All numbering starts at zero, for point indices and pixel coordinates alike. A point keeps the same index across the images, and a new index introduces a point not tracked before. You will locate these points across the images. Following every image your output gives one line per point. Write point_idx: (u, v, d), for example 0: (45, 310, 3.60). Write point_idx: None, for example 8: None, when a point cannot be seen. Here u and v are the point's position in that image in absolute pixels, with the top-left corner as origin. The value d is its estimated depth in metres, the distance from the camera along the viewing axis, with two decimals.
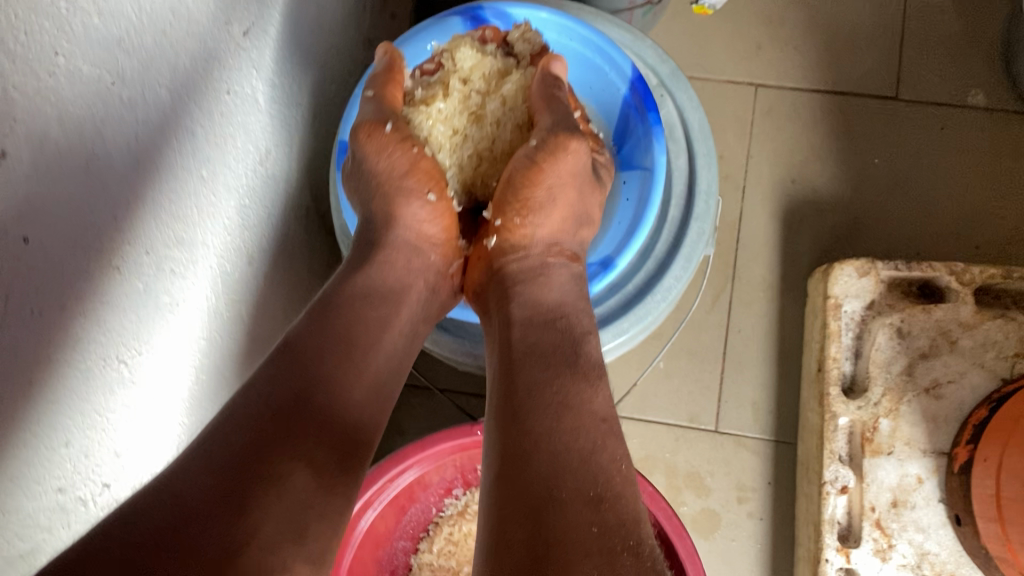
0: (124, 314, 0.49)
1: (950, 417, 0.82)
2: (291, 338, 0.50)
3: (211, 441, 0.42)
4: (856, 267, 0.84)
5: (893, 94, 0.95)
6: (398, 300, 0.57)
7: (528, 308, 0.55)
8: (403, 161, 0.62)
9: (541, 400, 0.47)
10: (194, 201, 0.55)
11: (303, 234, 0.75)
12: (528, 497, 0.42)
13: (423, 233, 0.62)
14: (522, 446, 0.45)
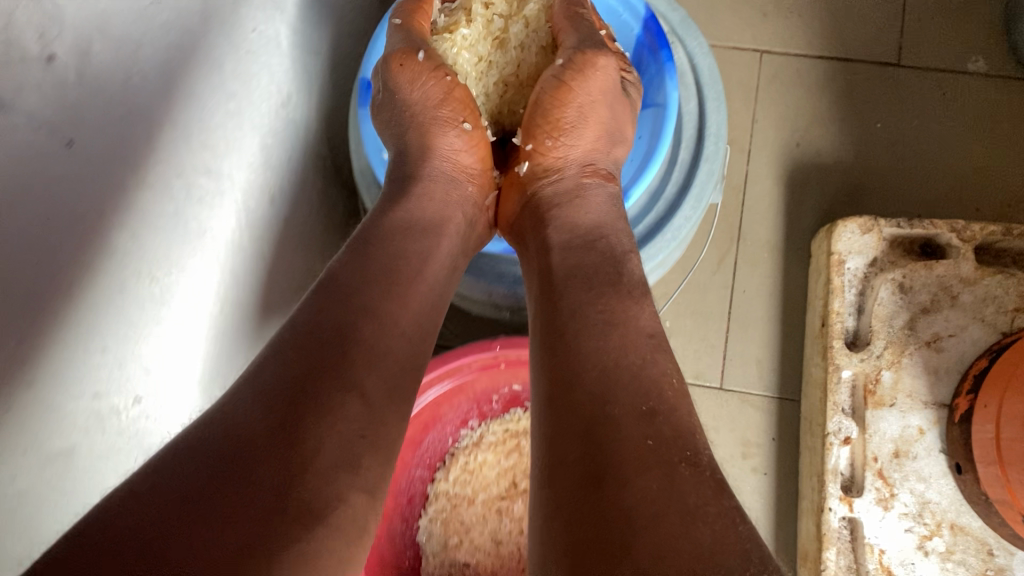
0: (157, 233, 0.51)
1: (951, 369, 0.84)
2: (331, 276, 0.51)
3: (259, 375, 0.43)
4: (860, 224, 0.86)
5: (894, 60, 0.97)
6: (435, 241, 0.58)
7: (567, 233, 0.57)
8: (437, 91, 0.65)
9: (587, 327, 0.49)
10: (221, 133, 0.57)
11: (319, 184, 0.77)
12: (581, 414, 0.44)
13: (459, 162, 0.66)
14: (572, 367, 0.47)
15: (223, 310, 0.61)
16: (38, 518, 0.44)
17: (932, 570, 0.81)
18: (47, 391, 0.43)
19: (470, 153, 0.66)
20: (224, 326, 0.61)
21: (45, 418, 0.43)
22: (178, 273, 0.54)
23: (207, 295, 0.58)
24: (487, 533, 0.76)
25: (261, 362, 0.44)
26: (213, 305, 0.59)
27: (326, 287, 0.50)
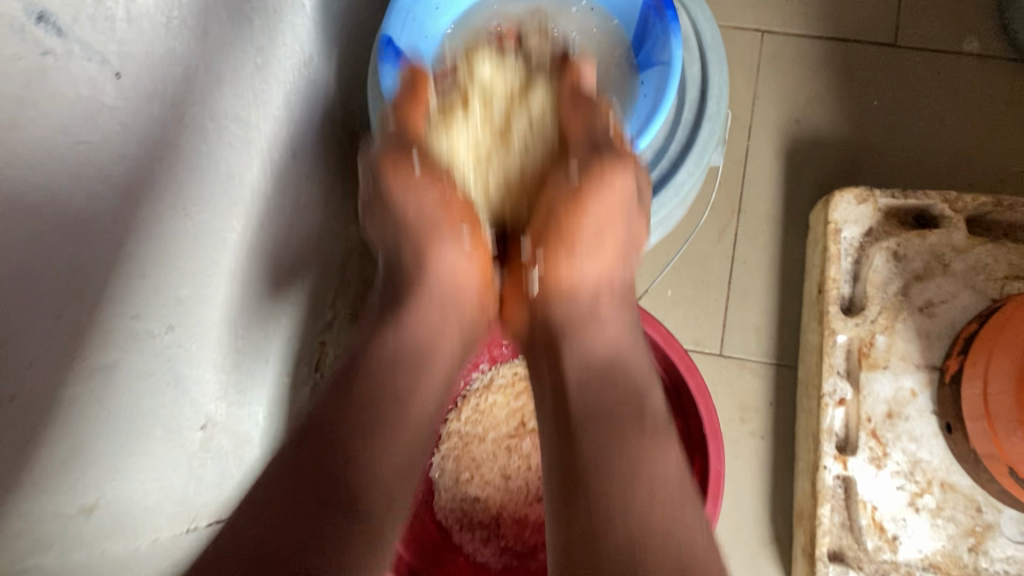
0: (191, 172, 0.54)
1: (943, 333, 0.87)
2: (334, 406, 0.58)
3: (249, 520, 0.50)
4: (855, 195, 0.89)
5: (891, 41, 1.00)
6: (420, 368, 0.64)
7: (583, 366, 0.62)
8: (435, 202, 0.66)
9: (594, 439, 0.57)
10: (248, 86, 0.60)
11: (334, 147, 0.80)
12: (610, 560, 0.51)
13: (461, 280, 0.68)
14: (590, 519, 0.53)
15: (248, 258, 0.64)
16: (82, 425, 0.47)
17: (923, 526, 0.84)
18: (91, 305, 0.46)
19: (471, 267, 0.68)
20: (249, 271, 0.65)
21: (90, 332, 0.46)
22: (208, 213, 0.57)
23: (234, 239, 0.61)
24: (496, 468, 0.84)
25: (257, 505, 0.51)
26: (239, 249, 0.62)
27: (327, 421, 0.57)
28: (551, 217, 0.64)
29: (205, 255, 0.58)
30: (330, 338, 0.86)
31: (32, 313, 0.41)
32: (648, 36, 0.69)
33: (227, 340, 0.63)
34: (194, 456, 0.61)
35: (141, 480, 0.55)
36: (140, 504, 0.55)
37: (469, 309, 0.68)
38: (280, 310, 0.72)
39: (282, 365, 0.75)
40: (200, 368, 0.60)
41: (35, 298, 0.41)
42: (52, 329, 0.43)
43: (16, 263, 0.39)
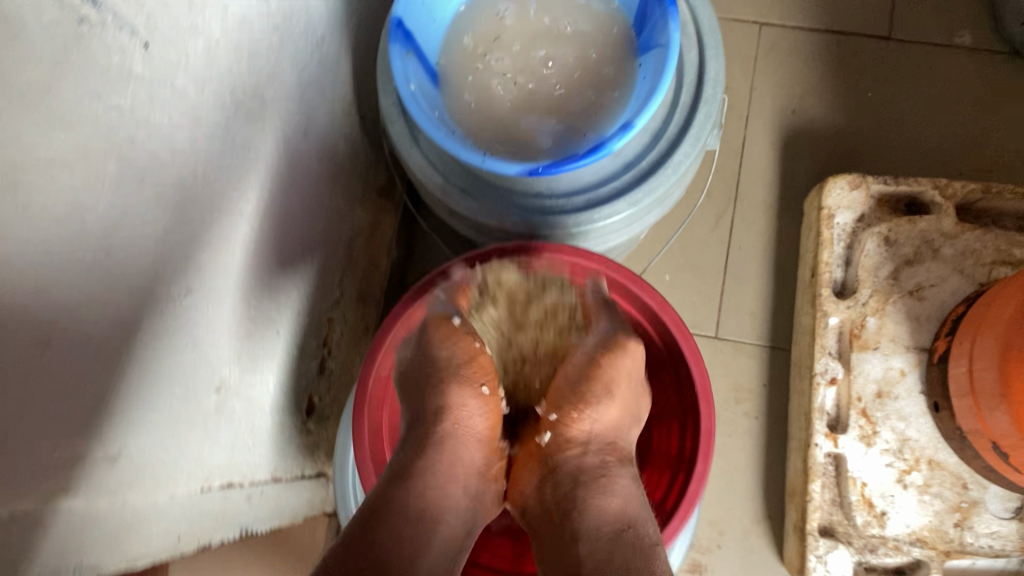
0: (209, 144, 0.57)
1: (932, 316, 0.90)
2: (382, 497, 0.56)
3: None
4: (849, 180, 0.92)
5: (886, 34, 1.03)
6: (444, 504, 0.58)
7: (597, 523, 0.58)
8: (464, 352, 0.65)
9: (598, 554, 0.56)
10: (262, 64, 0.63)
11: (343, 129, 0.83)
12: None
13: (472, 429, 0.63)
14: None
15: (261, 231, 0.67)
16: (107, 375, 0.50)
17: (911, 502, 0.86)
18: (119, 262, 0.49)
19: (484, 422, 0.64)
20: (262, 243, 0.68)
21: (118, 289, 0.50)
22: (223, 179, 0.60)
23: (248, 209, 0.64)
24: None
25: None
26: (253, 219, 0.65)
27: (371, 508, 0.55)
28: (568, 385, 0.65)
29: (221, 222, 0.60)
30: (338, 315, 0.89)
31: (66, 265, 0.44)
32: (646, 19, 0.70)
33: (241, 308, 0.66)
34: (210, 418, 0.64)
35: (162, 436, 0.57)
36: (159, 459, 0.58)
37: (479, 474, 0.63)
38: (290, 283, 0.75)
39: (292, 338, 0.78)
40: (216, 333, 0.63)
41: (70, 251, 0.44)
42: (82, 279, 0.46)
43: (53, 215, 0.42)
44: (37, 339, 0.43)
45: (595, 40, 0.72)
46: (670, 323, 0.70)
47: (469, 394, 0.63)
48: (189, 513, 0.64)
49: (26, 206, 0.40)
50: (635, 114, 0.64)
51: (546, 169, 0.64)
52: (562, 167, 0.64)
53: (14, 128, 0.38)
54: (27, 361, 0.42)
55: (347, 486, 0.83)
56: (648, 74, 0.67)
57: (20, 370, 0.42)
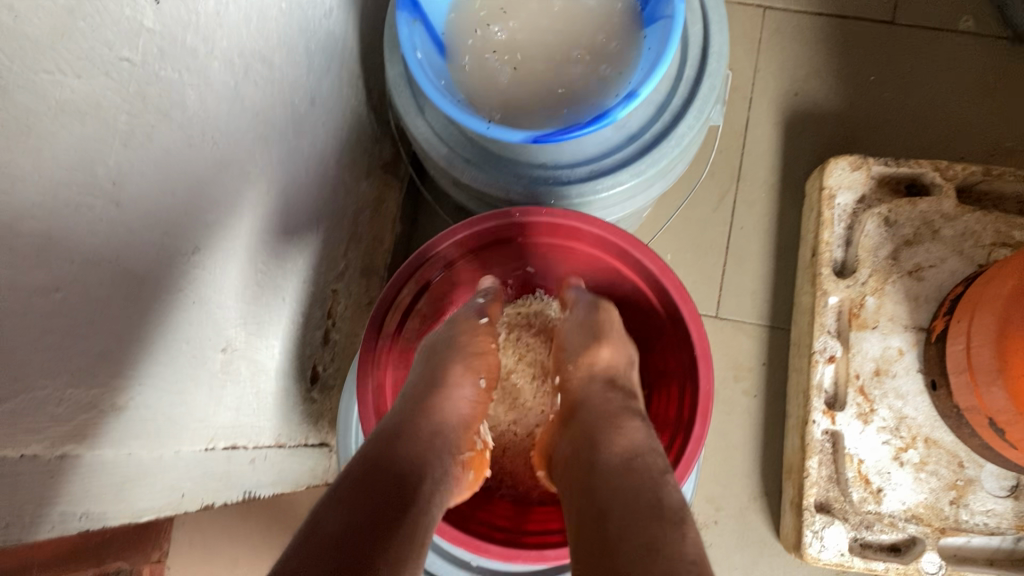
0: (217, 105, 0.58)
1: (931, 296, 0.90)
2: (372, 455, 0.55)
3: (309, 539, 0.46)
4: (850, 162, 0.93)
5: (890, 18, 1.04)
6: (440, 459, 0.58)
7: (613, 457, 0.56)
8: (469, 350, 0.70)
9: (610, 479, 0.54)
10: (271, 30, 0.64)
11: (351, 103, 0.84)
12: None
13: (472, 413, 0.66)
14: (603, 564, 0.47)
15: (268, 195, 0.68)
16: (116, 326, 0.51)
17: (906, 479, 0.87)
18: (127, 215, 0.50)
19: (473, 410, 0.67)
20: (269, 208, 0.69)
21: (128, 242, 0.51)
22: (234, 137, 0.61)
23: (257, 171, 0.65)
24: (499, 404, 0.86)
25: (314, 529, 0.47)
26: (261, 183, 0.66)
27: (362, 462, 0.54)
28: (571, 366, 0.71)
29: (229, 180, 0.61)
30: (343, 288, 0.90)
31: (78, 212, 0.45)
32: None
33: (246, 270, 0.67)
34: (215, 377, 0.65)
35: (169, 391, 0.59)
36: (166, 413, 0.59)
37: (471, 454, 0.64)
38: (296, 252, 0.76)
39: (297, 306, 0.79)
40: (222, 293, 0.64)
41: (82, 198, 0.45)
42: (92, 226, 0.47)
43: (66, 161, 0.43)
44: (47, 282, 0.44)
45: (600, 11, 0.73)
46: (670, 286, 0.71)
47: (469, 378, 0.68)
48: (195, 471, 0.65)
49: (39, 149, 0.41)
50: (639, 83, 0.65)
51: (548, 137, 0.65)
52: (564, 136, 0.65)
53: (28, 71, 0.39)
54: (37, 304, 0.43)
55: (349, 452, 0.85)
56: (653, 45, 0.68)
57: (32, 311, 0.43)
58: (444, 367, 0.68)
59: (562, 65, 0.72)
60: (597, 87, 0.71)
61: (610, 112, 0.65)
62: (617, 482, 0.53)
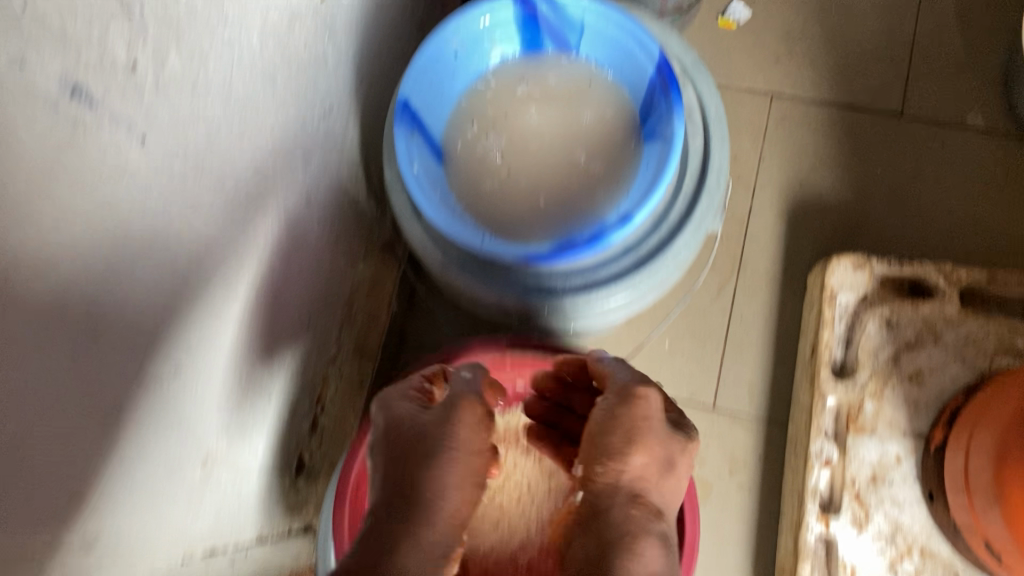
0: (209, 225, 0.58)
1: (930, 403, 0.89)
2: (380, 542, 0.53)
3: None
4: (853, 261, 0.92)
5: (898, 110, 1.03)
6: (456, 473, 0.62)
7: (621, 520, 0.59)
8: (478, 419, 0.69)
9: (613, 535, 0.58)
10: (266, 141, 0.64)
11: (347, 191, 0.83)
12: None
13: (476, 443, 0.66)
14: None
15: (258, 299, 0.67)
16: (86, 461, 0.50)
17: None
18: (110, 350, 0.49)
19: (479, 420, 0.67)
20: (257, 313, 0.68)
21: (105, 376, 0.49)
22: (226, 250, 0.60)
23: (247, 280, 0.65)
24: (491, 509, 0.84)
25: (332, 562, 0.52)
26: (250, 290, 0.66)
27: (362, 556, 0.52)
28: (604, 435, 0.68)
29: (216, 295, 0.61)
30: (334, 373, 0.89)
31: (59, 358, 0.44)
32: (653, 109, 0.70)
33: (232, 375, 0.66)
34: (194, 487, 0.64)
35: (143, 514, 0.57)
36: (142, 534, 0.58)
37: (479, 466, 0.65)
38: (286, 348, 0.75)
39: (284, 400, 0.78)
40: (204, 403, 0.63)
41: (61, 345, 0.44)
42: (69, 372, 0.46)
43: (46, 313, 0.42)
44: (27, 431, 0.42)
45: (596, 128, 0.74)
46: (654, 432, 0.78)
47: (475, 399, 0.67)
48: None
49: (26, 307, 0.40)
50: (636, 206, 0.65)
51: (542, 256, 0.65)
52: (556, 256, 0.65)
53: (14, 232, 0.39)
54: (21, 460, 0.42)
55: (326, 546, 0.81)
56: (650, 165, 0.68)
57: (12, 471, 0.42)
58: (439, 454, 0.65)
59: (561, 178, 0.72)
60: (588, 204, 0.70)
61: (607, 234, 0.65)
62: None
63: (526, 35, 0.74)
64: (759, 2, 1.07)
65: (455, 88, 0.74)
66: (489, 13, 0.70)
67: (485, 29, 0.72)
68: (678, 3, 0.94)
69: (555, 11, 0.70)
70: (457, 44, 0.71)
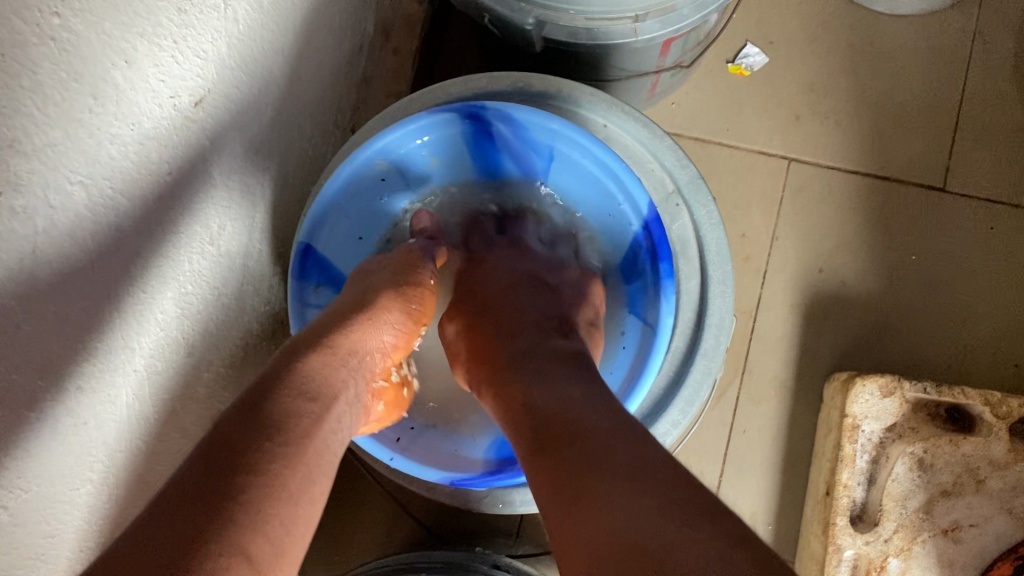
0: (10, 453, 0.41)
1: (969, 564, 0.73)
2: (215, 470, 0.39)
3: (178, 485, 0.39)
4: (880, 384, 0.76)
5: (939, 184, 0.86)
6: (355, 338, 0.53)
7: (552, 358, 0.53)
8: (415, 279, 0.62)
9: (525, 371, 0.52)
10: (116, 303, 0.48)
11: (254, 293, 0.67)
12: (572, 460, 0.42)
13: (384, 326, 0.56)
14: (549, 422, 0.46)
15: (109, 497, 0.52)
16: None
17: None
18: None
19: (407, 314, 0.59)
20: (111, 507, 0.52)
21: None
22: (38, 487, 0.44)
23: (75, 504, 0.48)
24: None
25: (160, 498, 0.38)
26: (90, 506, 0.50)
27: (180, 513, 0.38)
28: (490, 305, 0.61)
29: (18, 554, 0.44)
30: None
31: None
32: (639, 261, 0.68)
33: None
34: None
35: None
36: None
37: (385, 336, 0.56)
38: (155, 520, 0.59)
39: None
40: None
41: None
42: None
43: None
44: None
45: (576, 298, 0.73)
46: None
47: (410, 292, 0.60)
48: None
49: None
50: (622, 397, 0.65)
51: (465, 479, 0.63)
52: (487, 479, 0.63)
53: None
54: None
55: None
56: (630, 347, 0.67)
57: None
58: (361, 304, 0.57)
59: None
60: None
61: None
62: (556, 389, 0.49)
63: (484, 155, 0.70)
64: (778, 46, 0.89)
65: (391, 201, 0.71)
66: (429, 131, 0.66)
67: (423, 153, 0.68)
68: (678, 59, 0.76)
69: (514, 129, 0.65)
70: (386, 170, 0.67)
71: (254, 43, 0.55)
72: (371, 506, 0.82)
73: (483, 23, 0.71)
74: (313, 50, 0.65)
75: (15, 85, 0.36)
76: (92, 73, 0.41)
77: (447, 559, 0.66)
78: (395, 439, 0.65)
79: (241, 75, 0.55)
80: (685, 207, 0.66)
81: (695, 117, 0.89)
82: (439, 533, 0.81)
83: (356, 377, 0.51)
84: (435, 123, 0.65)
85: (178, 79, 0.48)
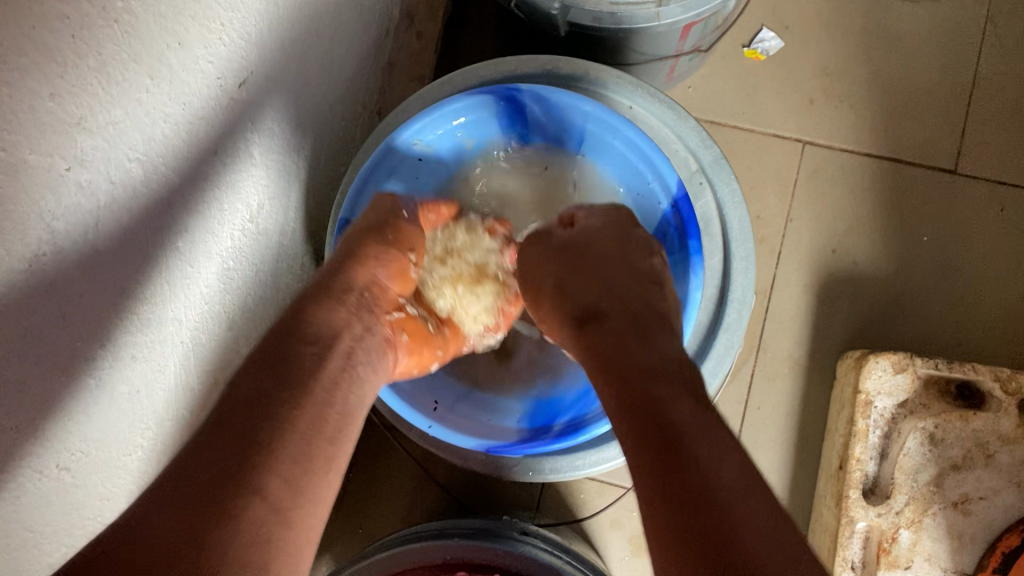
0: (72, 417, 0.44)
1: (978, 536, 0.76)
2: (254, 454, 0.42)
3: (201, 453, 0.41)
4: (894, 361, 0.77)
5: (951, 167, 0.88)
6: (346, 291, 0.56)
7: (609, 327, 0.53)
8: (411, 228, 0.63)
9: (607, 363, 0.51)
10: (166, 276, 0.50)
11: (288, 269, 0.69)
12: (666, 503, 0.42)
13: (376, 274, 0.59)
14: (643, 433, 0.45)
15: (155, 464, 0.54)
16: None
17: None
18: None
19: (399, 262, 0.61)
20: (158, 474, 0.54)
21: None
22: (95, 450, 0.47)
23: (122, 470, 0.51)
24: None
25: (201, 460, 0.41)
26: (140, 471, 0.52)
27: (231, 480, 0.40)
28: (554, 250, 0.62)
29: (77, 514, 0.47)
30: None
31: None
32: (665, 243, 0.71)
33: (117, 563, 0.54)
34: None
35: None
36: None
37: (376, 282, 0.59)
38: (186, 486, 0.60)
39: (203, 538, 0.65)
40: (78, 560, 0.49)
41: None
42: None
43: None
44: None
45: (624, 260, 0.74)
46: None
47: (405, 237, 0.62)
48: None
49: None
50: None
51: (502, 446, 0.66)
52: (522, 447, 0.66)
53: None
54: None
55: None
56: None
57: None
58: (355, 250, 0.59)
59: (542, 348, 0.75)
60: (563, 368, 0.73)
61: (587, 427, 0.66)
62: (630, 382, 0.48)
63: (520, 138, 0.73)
64: (793, 31, 0.90)
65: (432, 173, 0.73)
66: (467, 113, 0.68)
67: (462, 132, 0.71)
68: (698, 43, 0.78)
69: (549, 110, 0.68)
70: (426, 147, 0.70)
71: (293, 25, 0.57)
72: (397, 479, 0.85)
73: (509, 7, 0.73)
74: (346, 34, 0.66)
75: (82, 66, 0.38)
76: (149, 54, 0.43)
77: (476, 525, 0.69)
78: (431, 408, 0.68)
79: (282, 55, 0.57)
80: (708, 185, 0.69)
81: (711, 100, 0.90)
82: (463, 504, 0.84)
83: (357, 313, 0.55)
84: (472, 104, 0.67)
85: (224, 61, 0.50)
